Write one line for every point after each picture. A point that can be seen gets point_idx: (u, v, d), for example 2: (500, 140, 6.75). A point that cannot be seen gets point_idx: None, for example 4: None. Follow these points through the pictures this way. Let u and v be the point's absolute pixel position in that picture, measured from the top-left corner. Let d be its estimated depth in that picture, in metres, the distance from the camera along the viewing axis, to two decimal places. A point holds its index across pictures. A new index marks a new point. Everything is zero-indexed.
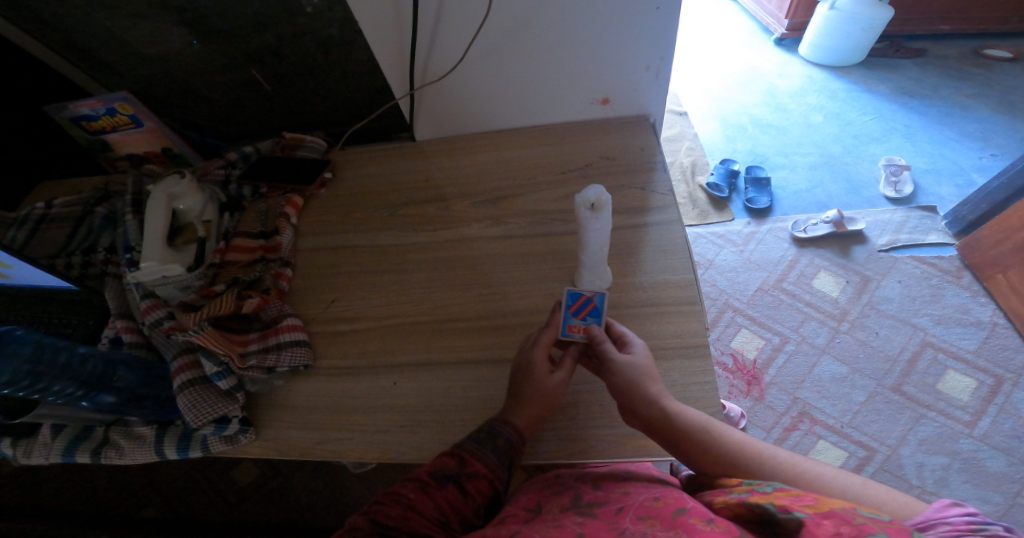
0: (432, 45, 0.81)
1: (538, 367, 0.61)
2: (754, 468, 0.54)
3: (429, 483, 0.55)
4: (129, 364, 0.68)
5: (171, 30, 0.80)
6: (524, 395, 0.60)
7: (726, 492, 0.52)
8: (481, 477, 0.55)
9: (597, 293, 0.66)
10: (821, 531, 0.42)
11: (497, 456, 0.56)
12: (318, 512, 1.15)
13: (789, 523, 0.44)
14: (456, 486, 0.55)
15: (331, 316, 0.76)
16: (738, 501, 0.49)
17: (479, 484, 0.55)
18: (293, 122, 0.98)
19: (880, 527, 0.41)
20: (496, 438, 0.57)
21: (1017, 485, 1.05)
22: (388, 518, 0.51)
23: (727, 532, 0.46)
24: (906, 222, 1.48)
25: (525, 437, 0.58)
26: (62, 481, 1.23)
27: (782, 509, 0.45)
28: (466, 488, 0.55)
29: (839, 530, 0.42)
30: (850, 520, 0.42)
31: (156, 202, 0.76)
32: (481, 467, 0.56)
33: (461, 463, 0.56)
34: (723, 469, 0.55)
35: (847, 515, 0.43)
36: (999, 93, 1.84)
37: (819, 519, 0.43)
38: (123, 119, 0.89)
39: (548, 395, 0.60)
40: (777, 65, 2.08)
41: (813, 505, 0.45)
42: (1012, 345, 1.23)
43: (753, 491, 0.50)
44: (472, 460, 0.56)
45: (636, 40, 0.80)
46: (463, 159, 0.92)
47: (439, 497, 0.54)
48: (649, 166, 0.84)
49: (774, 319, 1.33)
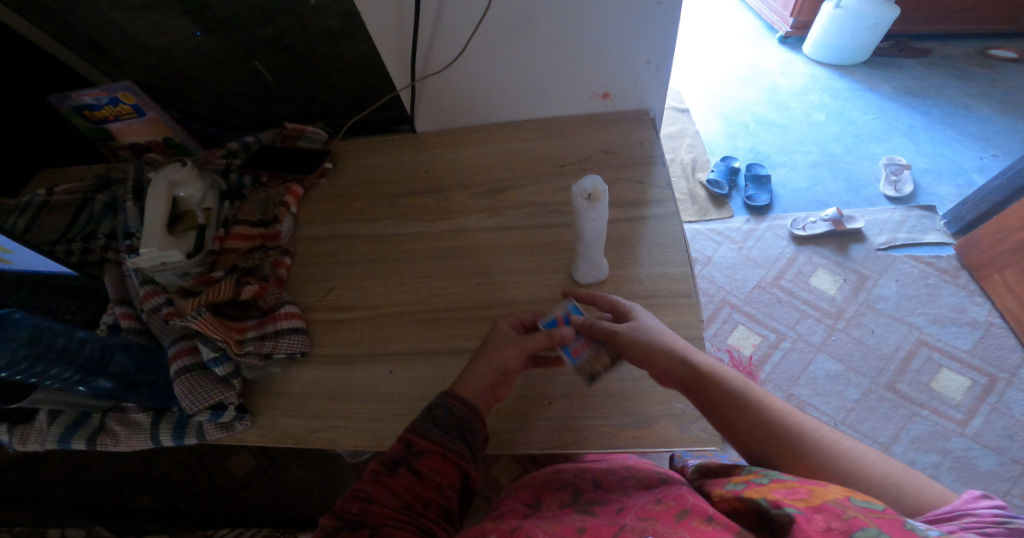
0: (434, 37, 0.82)
1: (497, 340, 0.62)
2: (790, 439, 0.51)
3: (383, 472, 0.54)
4: (127, 350, 0.69)
5: (174, 20, 0.80)
6: (476, 366, 0.61)
7: (724, 485, 0.52)
8: (429, 453, 0.54)
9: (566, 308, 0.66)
10: (811, 527, 0.41)
11: (442, 430, 0.56)
12: (312, 501, 1.16)
13: (781, 518, 0.44)
14: (407, 469, 0.54)
15: (330, 304, 0.76)
16: (733, 494, 0.50)
17: (431, 462, 0.54)
18: (294, 112, 0.99)
19: (871, 520, 0.40)
20: (438, 411, 0.57)
21: (1007, 484, 1.05)
22: (349, 514, 0.52)
23: (727, 529, 0.46)
24: (905, 221, 1.49)
25: (474, 407, 0.58)
26: (60, 468, 1.24)
27: (774, 504, 0.45)
28: (419, 469, 0.54)
29: (830, 525, 0.41)
30: (840, 514, 0.41)
31: (157, 189, 0.77)
32: (427, 444, 0.55)
33: (407, 446, 0.55)
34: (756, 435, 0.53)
35: (840, 508, 0.42)
36: (1003, 94, 1.84)
37: (810, 515, 0.42)
38: (125, 108, 0.89)
39: (501, 368, 0.60)
40: (780, 64, 2.08)
41: (806, 498, 0.44)
42: (1007, 345, 1.24)
43: (749, 484, 0.50)
44: (418, 439, 0.55)
45: (638, 35, 0.81)
46: (462, 150, 0.92)
47: (393, 484, 0.53)
48: (648, 160, 0.84)
49: (771, 316, 1.33)
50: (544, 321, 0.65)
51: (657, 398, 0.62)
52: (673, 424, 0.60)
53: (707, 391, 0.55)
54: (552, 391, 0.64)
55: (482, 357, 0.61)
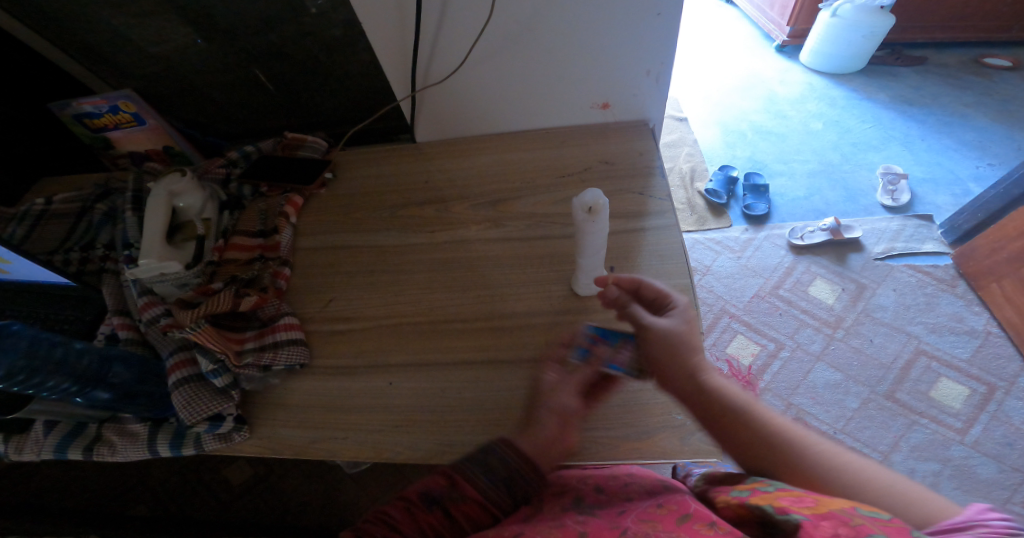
0: (434, 48, 0.82)
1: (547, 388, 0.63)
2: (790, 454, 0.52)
3: (417, 505, 0.54)
4: (125, 361, 0.68)
5: (177, 29, 0.80)
6: (538, 416, 0.61)
7: (729, 493, 0.53)
8: (470, 500, 0.54)
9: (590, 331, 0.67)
10: (817, 532, 0.41)
11: (492, 480, 0.55)
12: (311, 513, 1.15)
13: (787, 525, 0.43)
14: (441, 510, 0.54)
15: (330, 315, 0.76)
16: (739, 502, 0.50)
17: (468, 508, 0.54)
18: (295, 121, 0.99)
19: (879, 528, 0.39)
20: (491, 459, 0.56)
21: (1007, 492, 1.05)
22: (372, 536, 0.51)
23: (729, 533, 0.45)
24: (903, 230, 1.49)
25: (530, 458, 0.58)
26: (55, 477, 1.23)
27: (780, 510, 0.45)
28: (454, 513, 0.54)
29: (836, 532, 0.40)
30: (847, 521, 0.40)
31: (156, 199, 0.77)
32: (471, 490, 0.54)
33: (450, 486, 0.55)
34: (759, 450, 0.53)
35: (846, 516, 0.41)
36: (998, 103, 1.85)
37: (816, 521, 0.42)
38: (126, 117, 0.90)
39: (563, 409, 0.61)
40: (778, 72, 2.09)
41: (812, 507, 0.44)
42: (1005, 354, 1.24)
43: (756, 492, 0.50)
44: (463, 483, 0.55)
45: (637, 46, 0.81)
46: (462, 161, 0.93)
47: (424, 522, 0.53)
48: (647, 171, 0.84)
49: (770, 326, 1.34)
50: (574, 354, 0.65)
51: (657, 410, 0.62)
52: (674, 436, 0.60)
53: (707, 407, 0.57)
54: None
55: (542, 405, 0.62)
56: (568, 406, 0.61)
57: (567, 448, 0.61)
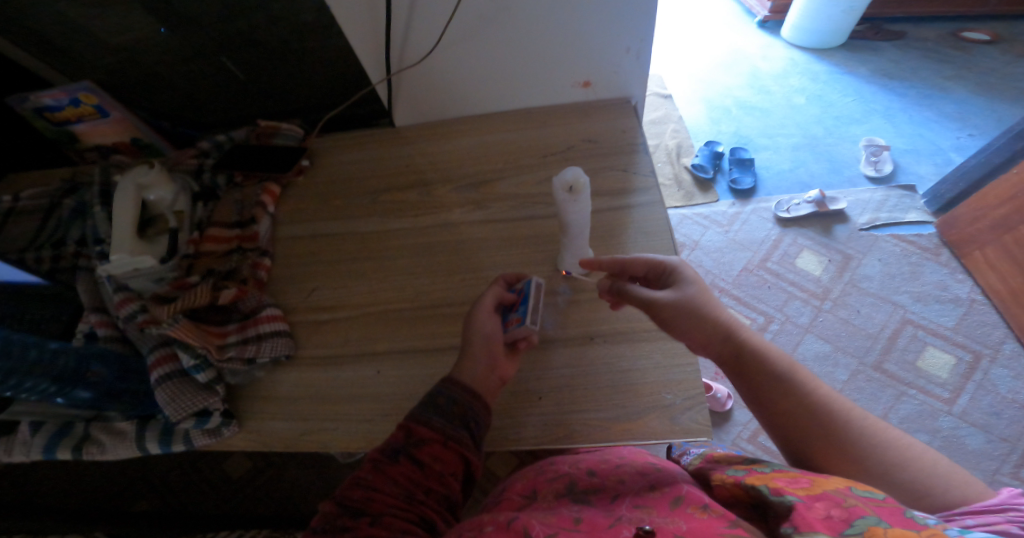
0: (408, 30, 0.79)
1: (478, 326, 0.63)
2: (839, 426, 0.50)
3: (383, 461, 0.54)
4: (104, 360, 0.67)
5: (138, 18, 0.77)
6: (472, 349, 0.61)
7: (723, 472, 0.53)
8: (431, 441, 0.55)
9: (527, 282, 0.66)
10: (811, 514, 0.41)
11: (443, 418, 0.56)
12: (311, 503, 1.15)
13: (780, 505, 0.43)
14: (407, 458, 0.54)
15: (314, 304, 0.75)
16: (734, 482, 0.50)
17: (431, 450, 0.54)
18: (269, 109, 0.96)
19: (871, 509, 0.40)
20: (439, 399, 0.57)
21: (995, 462, 1.08)
22: (351, 501, 0.52)
23: (724, 517, 0.46)
24: (886, 201, 1.50)
25: (476, 392, 0.58)
26: (50, 477, 1.21)
27: (774, 491, 0.45)
28: (420, 458, 0.54)
29: (829, 513, 0.40)
30: (841, 503, 0.41)
31: (124, 192, 0.74)
32: (428, 432, 0.55)
33: (408, 434, 0.55)
34: (803, 417, 0.51)
35: (840, 497, 0.41)
36: (978, 74, 1.86)
37: (811, 502, 0.42)
38: (88, 110, 0.87)
39: (490, 347, 0.61)
40: (760, 48, 2.07)
41: (807, 487, 0.43)
42: (989, 321, 1.26)
43: (749, 471, 0.50)
44: (418, 428, 0.55)
45: (616, 22, 0.79)
46: (444, 144, 0.91)
47: (394, 473, 0.53)
48: (630, 148, 0.83)
49: (758, 299, 1.34)
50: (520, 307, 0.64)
51: (646, 390, 0.62)
52: (663, 416, 0.60)
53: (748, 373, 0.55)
54: (539, 387, 0.64)
55: (471, 339, 0.62)
56: (496, 337, 0.62)
57: (503, 379, 0.62)
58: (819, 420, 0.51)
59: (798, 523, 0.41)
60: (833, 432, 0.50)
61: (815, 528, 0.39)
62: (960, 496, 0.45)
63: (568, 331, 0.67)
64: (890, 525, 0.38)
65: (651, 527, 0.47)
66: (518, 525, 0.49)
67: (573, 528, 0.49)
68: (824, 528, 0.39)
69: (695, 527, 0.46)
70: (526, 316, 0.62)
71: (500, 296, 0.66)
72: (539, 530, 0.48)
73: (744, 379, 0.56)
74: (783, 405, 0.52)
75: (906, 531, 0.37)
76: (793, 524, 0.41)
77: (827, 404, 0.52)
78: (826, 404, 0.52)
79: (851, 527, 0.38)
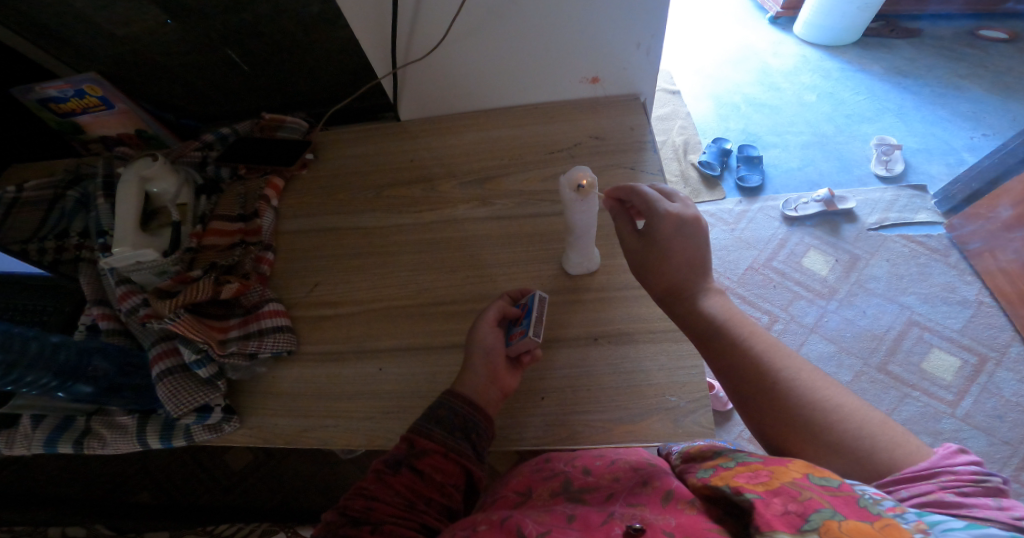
0: (414, 22, 0.79)
1: (482, 338, 0.62)
2: (768, 380, 0.51)
3: (385, 471, 0.54)
4: (106, 353, 0.66)
5: (144, 9, 0.76)
6: (472, 363, 0.61)
7: (695, 473, 0.51)
8: (432, 452, 0.54)
9: (531, 298, 0.64)
10: (768, 511, 0.40)
11: (444, 429, 0.56)
12: (311, 497, 1.15)
13: (742, 504, 0.42)
14: (410, 468, 0.54)
15: (317, 300, 0.74)
16: (704, 482, 0.48)
17: (433, 461, 0.54)
18: (272, 102, 0.95)
19: (827, 500, 0.38)
20: (440, 411, 0.57)
21: (996, 465, 1.06)
22: (353, 510, 0.52)
23: (700, 514, 0.46)
24: (897, 200, 1.48)
25: (475, 401, 0.58)
26: (55, 466, 1.22)
27: (735, 490, 0.43)
28: (421, 468, 0.54)
29: (787, 509, 0.39)
30: (797, 497, 0.39)
31: (127, 184, 0.73)
32: (429, 443, 0.55)
33: (410, 445, 0.55)
34: (738, 368, 0.53)
35: (796, 490, 0.40)
36: (994, 73, 1.83)
37: (769, 499, 0.40)
38: (93, 101, 0.86)
39: (491, 363, 0.60)
40: (772, 44, 2.04)
41: (766, 482, 0.42)
42: (997, 324, 1.25)
43: (716, 470, 0.48)
44: (420, 439, 0.55)
45: (627, 16, 0.78)
46: (450, 139, 0.89)
47: (395, 483, 0.53)
48: (639, 145, 0.82)
49: (764, 298, 1.33)
50: (523, 320, 0.63)
51: (650, 392, 0.61)
52: (667, 418, 0.59)
53: (695, 324, 0.57)
54: (540, 387, 0.63)
55: (472, 354, 0.61)
56: (497, 352, 0.61)
57: (504, 391, 0.61)
58: (754, 374, 0.52)
59: (757, 522, 0.39)
60: (763, 385, 0.51)
61: (774, 527, 0.38)
62: (887, 461, 0.45)
63: (571, 331, 0.66)
64: (845, 518, 0.37)
65: (642, 525, 0.46)
66: (510, 524, 0.48)
67: (565, 527, 0.48)
68: (782, 526, 0.38)
69: (684, 523, 0.45)
70: (528, 327, 0.60)
71: (501, 312, 0.65)
72: (531, 529, 0.47)
73: (694, 328, 0.58)
74: (719, 362, 0.55)
75: (860, 523, 0.36)
76: (754, 524, 0.40)
77: (760, 362, 0.53)
78: (759, 361, 0.53)
79: (807, 523, 0.37)
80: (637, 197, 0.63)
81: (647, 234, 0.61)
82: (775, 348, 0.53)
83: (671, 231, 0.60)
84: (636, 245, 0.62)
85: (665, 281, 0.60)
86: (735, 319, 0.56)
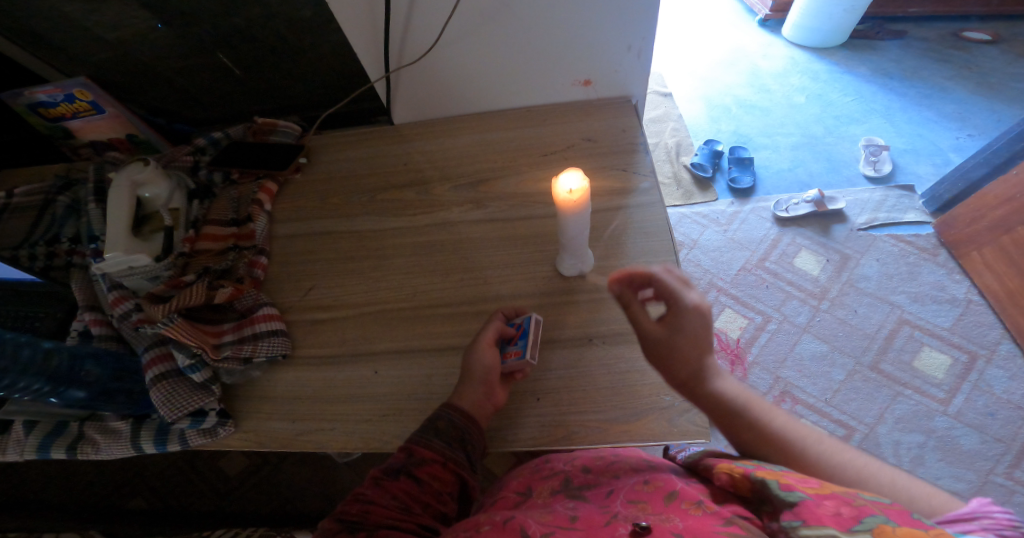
0: (407, 26, 0.79)
1: (485, 365, 0.61)
2: (797, 454, 0.51)
3: (384, 478, 0.54)
4: (98, 359, 0.66)
5: (136, 14, 0.76)
6: (469, 378, 0.61)
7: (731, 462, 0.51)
8: (431, 461, 0.55)
9: (529, 320, 0.64)
10: (821, 510, 0.40)
11: (443, 440, 0.56)
12: (307, 503, 1.14)
13: None
14: (408, 475, 0.54)
15: (310, 304, 0.74)
16: (743, 471, 0.48)
17: (431, 470, 0.55)
18: (264, 106, 0.95)
19: (880, 508, 0.39)
20: (439, 422, 0.57)
21: (988, 462, 1.08)
22: (349, 515, 0.52)
23: (717, 513, 0.46)
24: (885, 201, 1.50)
25: (470, 416, 0.58)
26: (48, 473, 1.21)
27: (784, 486, 0.43)
28: (419, 476, 0.54)
29: (839, 511, 0.39)
30: (851, 502, 0.40)
31: (118, 190, 0.72)
32: (427, 452, 0.55)
33: (409, 454, 0.55)
34: (765, 445, 0.52)
35: (849, 497, 0.41)
36: (978, 74, 1.85)
37: (821, 499, 0.41)
38: (83, 106, 0.86)
39: (484, 370, 0.61)
40: (761, 46, 2.06)
41: (817, 487, 0.43)
42: (986, 322, 1.26)
43: (759, 465, 0.48)
44: (420, 448, 0.55)
45: (618, 19, 0.79)
46: (444, 142, 0.90)
47: (393, 489, 0.53)
48: (631, 147, 0.83)
49: (757, 298, 1.34)
50: (519, 342, 0.63)
51: (645, 391, 0.61)
52: (662, 417, 0.59)
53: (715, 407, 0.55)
54: (536, 387, 0.63)
55: (471, 377, 0.61)
56: (495, 369, 0.61)
57: (496, 407, 0.61)
58: (782, 449, 0.51)
59: (807, 517, 0.40)
60: (793, 457, 0.51)
61: (824, 522, 0.39)
62: (928, 509, 0.46)
63: (567, 332, 0.67)
64: (898, 524, 0.37)
65: (647, 524, 0.46)
66: (513, 525, 0.48)
67: (568, 527, 0.48)
68: (833, 523, 0.39)
69: (692, 525, 0.44)
70: (526, 350, 0.62)
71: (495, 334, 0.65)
72: (534, 529, 0.47)
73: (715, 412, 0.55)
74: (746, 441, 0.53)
75: (914, 529, 0.36)
76: (802, 519, 0.40)
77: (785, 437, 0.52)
78: (784, 437, 0.52)
79: (860, 524, 0.38)
80: (659, 283, 0.58)
81: (670, 324, 0.57)
82: (793, 421, 0.54)
83: (699, 325, 0.57)
84: (655, 333, 0.57)
85: (689, 368, 0.56)
86: (751, 398, 0.55)
